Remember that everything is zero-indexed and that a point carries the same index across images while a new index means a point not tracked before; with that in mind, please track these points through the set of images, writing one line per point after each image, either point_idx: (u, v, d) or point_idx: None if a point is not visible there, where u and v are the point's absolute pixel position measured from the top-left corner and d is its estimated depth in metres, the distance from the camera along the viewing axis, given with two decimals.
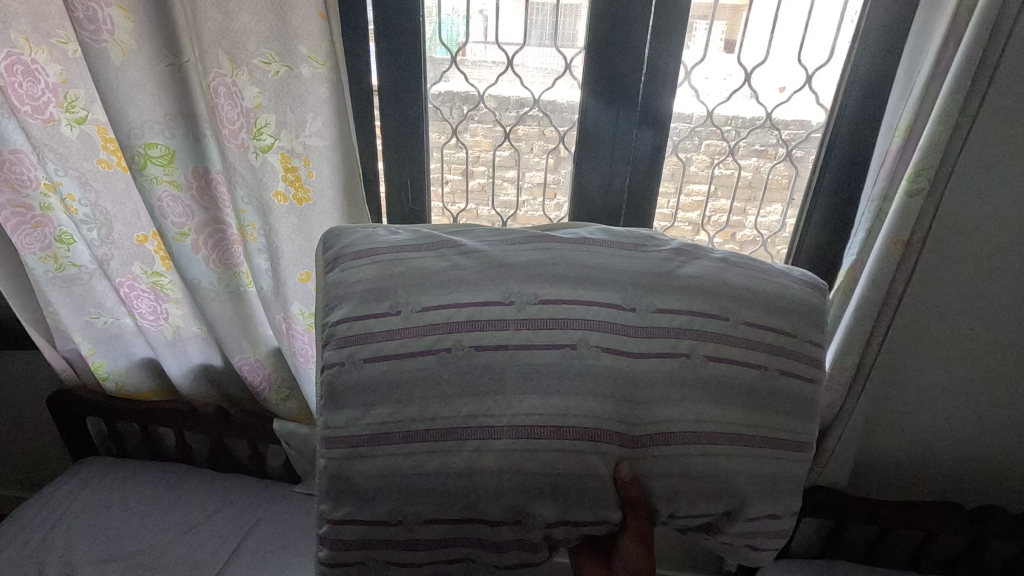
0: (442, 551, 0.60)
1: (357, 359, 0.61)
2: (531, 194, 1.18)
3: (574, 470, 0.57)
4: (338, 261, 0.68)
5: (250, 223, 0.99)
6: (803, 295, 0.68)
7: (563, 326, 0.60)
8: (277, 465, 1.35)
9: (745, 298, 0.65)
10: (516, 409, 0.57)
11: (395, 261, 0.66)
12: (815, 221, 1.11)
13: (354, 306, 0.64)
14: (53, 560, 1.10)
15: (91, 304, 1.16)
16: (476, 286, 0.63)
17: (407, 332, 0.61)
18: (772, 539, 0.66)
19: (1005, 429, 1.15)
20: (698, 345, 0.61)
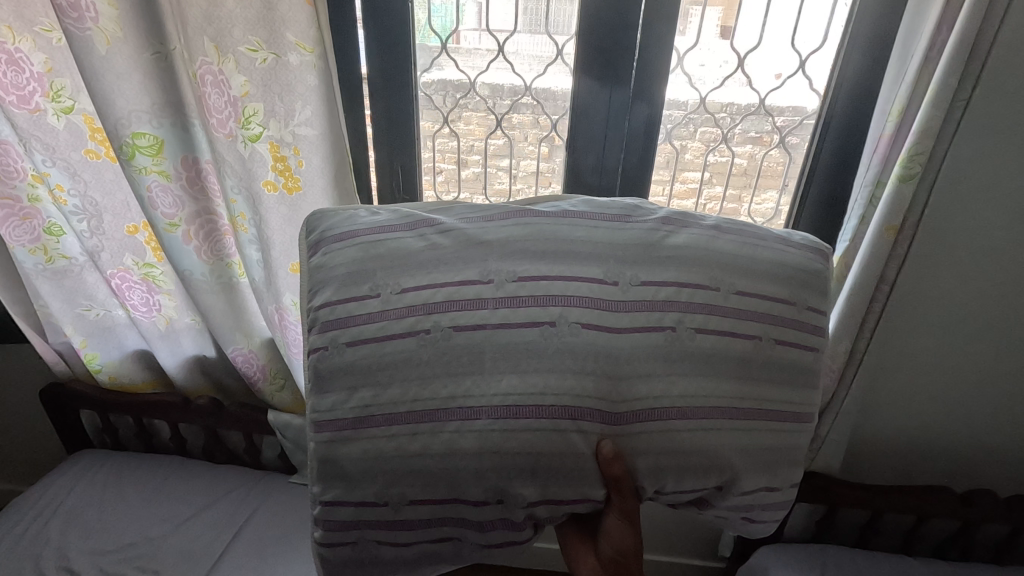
0: (430, 531, 0.60)
1: (339, 343, 0.60)
2: (525, 182, 1.17)
3: (559, 451, 0.57)
4: (318, 245, 0.67)
5: (241, 214, 0.98)
6: (798, 259, 0.67)
7: (544, 304, 0.60)
8: (272, 455, 1.35)
9: (732, 265, 0.64)
10: (496, 389, 0.57)
11: (374, 243, 0.65)
12: (810, 204, 1.11)
13: (336, 289, 0.63)
14: (50, 553, 1.11)
15: (82, 297, 1.16)
16: (459, 265, 0.62)
17: (388, 315, 0.61)
18: (769, 511, 0.65)
19: (993, 411, 1.15)
20: (685, 318, 0.61)
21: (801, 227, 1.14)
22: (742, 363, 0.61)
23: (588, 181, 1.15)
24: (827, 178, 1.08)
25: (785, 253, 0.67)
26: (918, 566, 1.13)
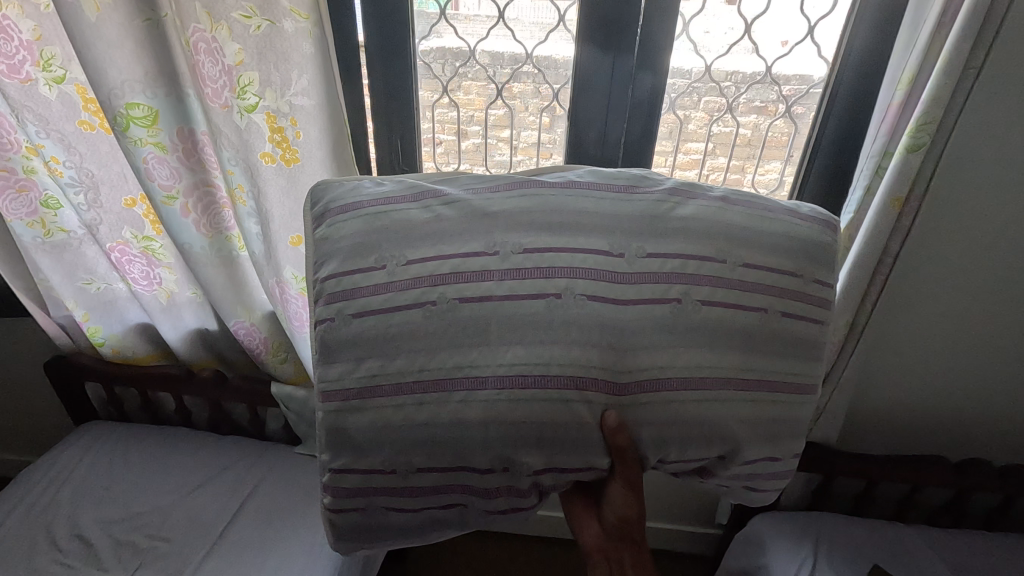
0: (437, 498, 0.61)
1: (346, 315, 0.60)
2: (526, 154, 1.15)
3: (564, 422, 0.57)
4: (323, 216, 0.67)
5: (238, 186, 0.97)
6: (808, 232, 0.66)
7: (550, 275, 0.60)
8: (277, 426, 1.36)
9: (740, 237, 0.64)
10: (502, 359, 0.57)
11: (379, 214, 0.64)
12: (815, 175, 1.10)
13: (342, 260, 0.62)
14: (62, 522, 1.13)
15: (82, 270, 1.15)
16: (464, 237, 0.62)
17: (394, 286, 0.60)
18: (771, 480, 0.66)
19: (991, 381, 1.16)
20: (691, 290, 0.61)
21: (804, 198, 1.13)
22: (746, 336, 0.61)
23: (590, 152, 1.13)
24: (833, 148, 1.06)
25: (795, 225, 0.67)
26: (912, 533, 1.16)
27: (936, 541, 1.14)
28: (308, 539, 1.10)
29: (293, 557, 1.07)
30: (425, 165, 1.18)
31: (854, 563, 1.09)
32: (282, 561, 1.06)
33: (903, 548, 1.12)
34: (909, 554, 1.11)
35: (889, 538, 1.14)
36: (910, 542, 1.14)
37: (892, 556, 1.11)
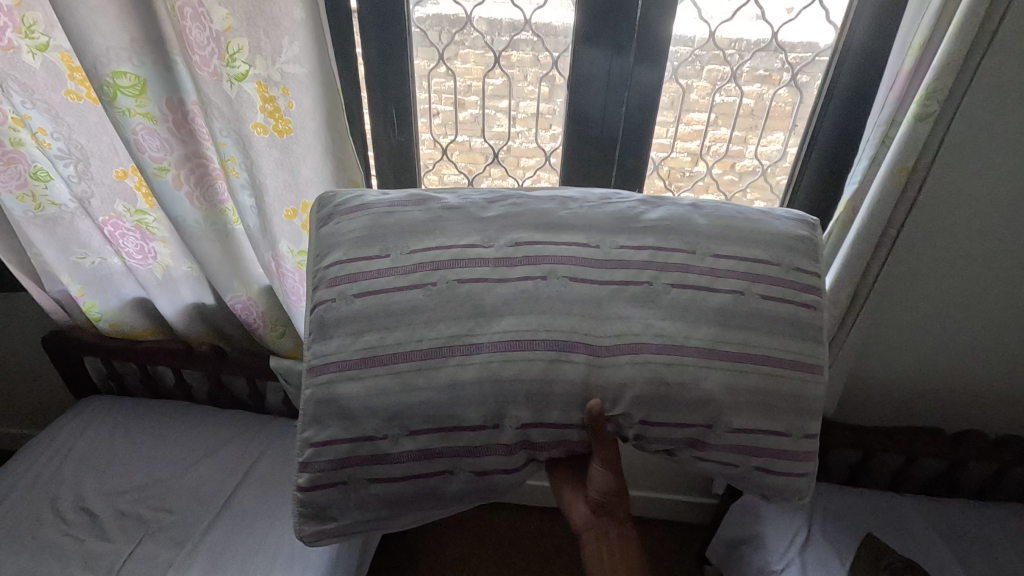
0: (422, 463, 0.60)
1: (348, 295, 0.60)
2: (525, 124, 1.13)
3: (557, 388, 0.57)
4: (330, 216, 0.67)
5: (231, 157, 0.95)
6: (785, 229, 0.66)
7: (534, 261, 0.60)
8: (276, 400, 1.35)
9: (726, 232, 0.65)
10: (495, 327, 0.58)
11: (386, 212, 0.65)
12: (818, 148, 1.07)
13: (347, 249, 0.63)
14: (65, 494, 1.14)
15: (76, 245, 1.14)
16: (459, 230, 0.63)
17: (397, 271, 0.61)
18: (782, 458, 0.62)
19: (991, 354, 1.16)
20: (665, 275, 0.61)
21: (807, 170, 1.10)
22: (726, 315, 0.60)
23: (591, 122, 1.09)
24: (838, 119, 1.03)
25: (770, 223, 0.67)
26: (906, 503, 1.17)
27: (930, 510, 1.16)
28: None
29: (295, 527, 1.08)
30: (421, 137, 1.15)
31: (848, 533, 1.11)
32: (285, 531, 1.08)
33: (897, 517, 1.14)
34: (904, 524, 1.13)
35: (883, 508, 1.16)
36: (904, 512, 1.15)
37: (886, 525, 1.12)
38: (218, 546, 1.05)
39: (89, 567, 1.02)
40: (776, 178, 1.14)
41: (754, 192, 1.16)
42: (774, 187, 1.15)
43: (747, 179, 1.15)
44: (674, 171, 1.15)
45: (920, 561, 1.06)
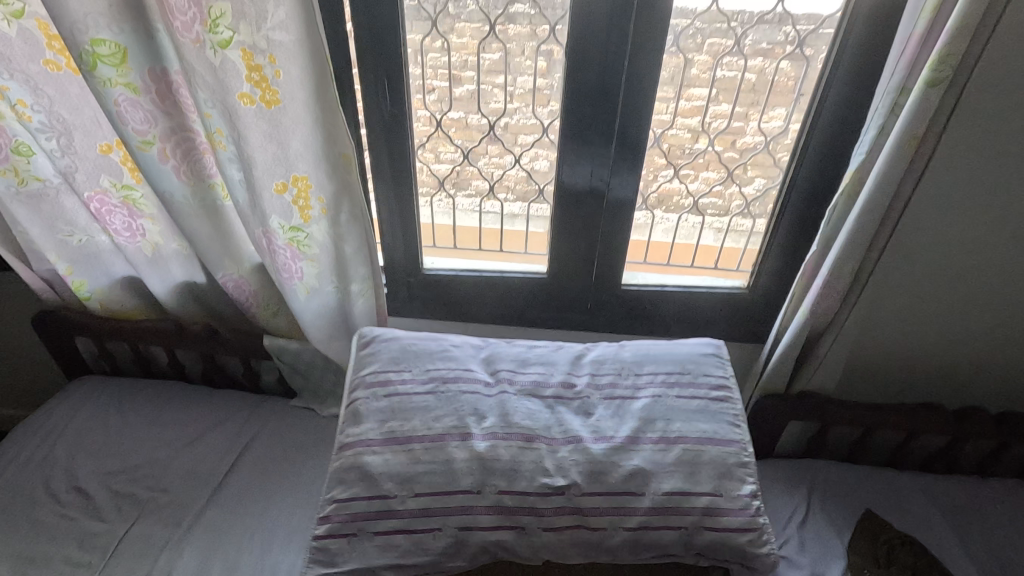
0: (421, 522, 0.84)
1: (379, 395, 0.93)
2: (521, 101, 1.09)
3: (525, 465, 0.86)
4: (368, 342, 1.02)
5: (217, 129, 0.92)
6: (694, 348, 1.01)
7: (512, 412, 0.92)
8: (271, 379, 1.35)
9: (649, 355, 1.01)
10: (485, 444, 0.88)
11: (411, 346, 1.01)
12: (822, 126, 1.03)
13: (383, 362, 0.97)
14: (58, 475, 1.13)
15: (62, 222, 1.11)
16: (456, 407, 0.92)
17: (416, 383, 0.95)
18: (680, 517, 0.84)
19: (994, 331, 1.15)
20: (597, 420, 0.92)
21: (810, 150, 1.06)
22: (645, 411, 0.92)
23: (591, 96, 1.05)
24: (845, 94, 1.00)
25: (691, 352, 1.01)
26: (906, 479, 1.17)
27: (929, 487, 1.15)
28: (306, 490, 1.11)
29: (291, 507, 1.08)
30: (416, 114, 1.12)
31: (846, 510, 1.10)
32: (281, 510, 1.07)
33: (896, 494, 1.14)
34: (903, 500, 1.12)
35: (883, 484, 1.15)
36: (904, 488, 1.15)
37: (885, 502, 1.12)
38: (213, 526, 1.04)
39: (84, 547, 1.01)
40: (776, 157, 1.10)
41: (754, 168, 1.12)
42: (774, 164, 1.11)
43: (747, 156, 1.11)
44: (673, 149, 1.11)
45: (918, 537, 1.06)
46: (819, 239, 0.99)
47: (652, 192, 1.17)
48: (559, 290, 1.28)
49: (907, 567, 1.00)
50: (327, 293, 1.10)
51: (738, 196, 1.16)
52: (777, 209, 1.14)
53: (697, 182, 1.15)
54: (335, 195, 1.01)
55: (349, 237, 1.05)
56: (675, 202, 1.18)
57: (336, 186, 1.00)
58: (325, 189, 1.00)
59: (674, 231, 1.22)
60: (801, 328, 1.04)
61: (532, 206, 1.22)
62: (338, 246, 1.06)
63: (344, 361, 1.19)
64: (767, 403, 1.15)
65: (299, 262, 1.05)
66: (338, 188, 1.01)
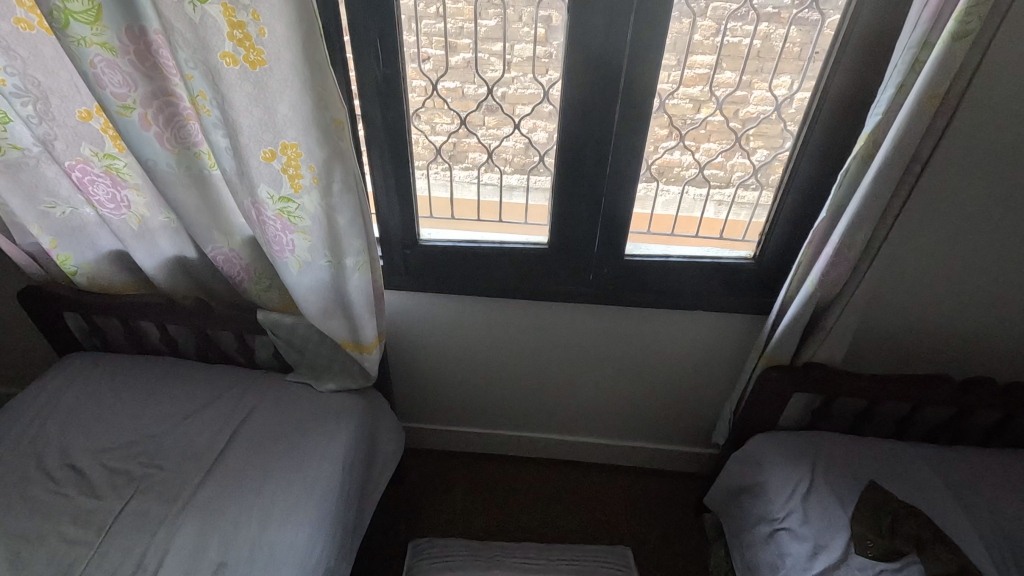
0: None
1: (428, 562, 1.32)
2: (520, 70, 1.05)
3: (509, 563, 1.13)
4: (415, 553, 1.33)
5: (200, 92, 0.87)
6: (606, 550, 1.35)
7: (508, 565, 1.25)
8: (267, 355, 1.33)
9: (571, 547, 1.38)
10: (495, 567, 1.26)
11: (449, 556, 1.33)
12: (833, 95, 0.99)
13: (433, 555, 1.34)
14: (51, 452, 1.11)
15: (44, 193, 1.07)
16: (481, 562, 1.30)
17: (448, 565, 1.29)
18: None
19: (1003, 302, 1.13)
20: (555, 556, 1.33)
21: (819, 119, 1.02)
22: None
23: (592, 61, 1.00)
24: (860, 58, 0.94)
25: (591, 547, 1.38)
26: (911, 450, 1.16)
27: (934, 458, 1.14)
28: (304, 464, 1.09)
29: (289, 482, 1.06)
30: (412, 84, 1.07)
31: (851, 481, 1.10)
32: (278, 485, 1.05)
33: (900, 465, 1.13)
34: (907, 471, 1.12)
35: (887, 455, 1.15)
36: (908, 459, 1.14)
37: (890, 473, 1.11)
38: (210, 501, 1.02)
39: (79, 524, 1.00)
40: (782, 126, 1.06)
41: (758, 138, 1.08)
42: (779, 135, 1.07)
43: (749, 126, 1.06)
44: (675, 119, 1.07)
45: (923, 507, 1.05)
46: (829, 206, 0.97)
47: (652, 163, 1.13)
48: (558, 264, 1.25)
49: (911, 538, 0.99)
50: (320, 267, 1.06)
51: (740, 167, 1.12)
52: (783, 182, 1.11)
53: (697, 153, 1.11)
54: (326, 163, 0.95)
55: (342, 207, 1.00)
56: (674, 174, 1.14)
57: (327, 153, 0.95)
58: (315, 157, 0.95)
59: (675, 203, 1.18)
60: (809, 298, 1.01)
61: (531, 177, 1.18)
62: (330, 218, 1.00)
63: (340, 337, 1.15)
64: (771, 375, 1.13)
65: (291, 234, 1.00)
66: (329, 155, 0.95)
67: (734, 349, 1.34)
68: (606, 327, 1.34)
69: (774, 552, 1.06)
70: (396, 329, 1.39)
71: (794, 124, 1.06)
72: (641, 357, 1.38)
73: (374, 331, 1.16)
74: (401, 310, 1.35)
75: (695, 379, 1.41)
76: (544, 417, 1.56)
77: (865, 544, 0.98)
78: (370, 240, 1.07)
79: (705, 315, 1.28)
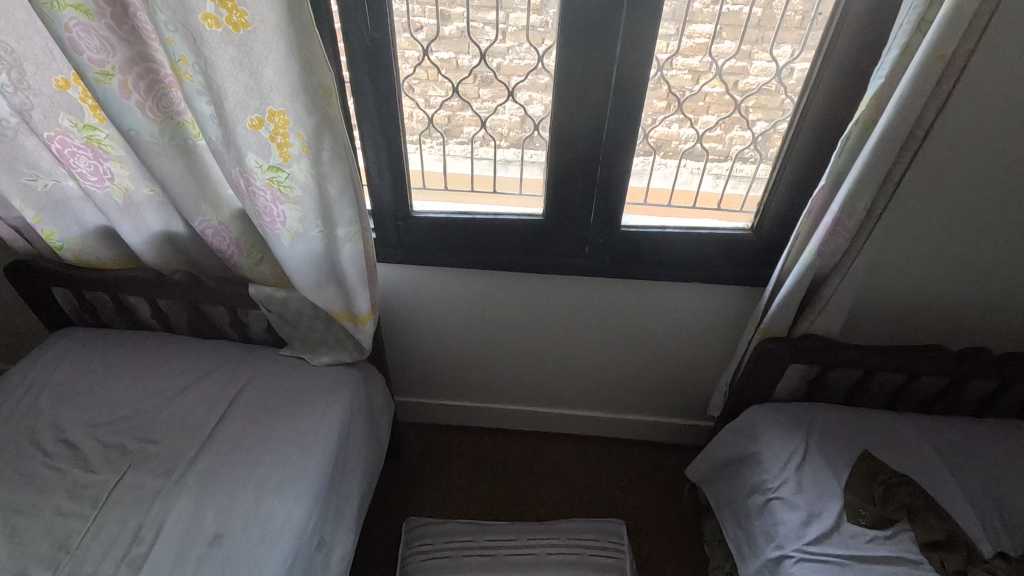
0: None
1: (429, 535, 1.39)
2: (515, 40, 1.01)
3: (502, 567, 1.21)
4: (417, 528, 1.41)
5: (182, 57, 0.84)
6: (608, 526, 1.42)
7: (507, 559, 1.35)
8: (260, 329, 1.32)
9: (570, 522, 1.43)
10: (493, 552, 1.36)
11: (449, 531, 1.40)
12: (832, 66, 0.96)
13: (433, 526, 1.41)
14: (44, 427, 1.10)
15: (24, 165, 1.04)
16: (479, 542, 1.38)
17: (449, 546, 1.37)
18: None
19: (1002, 274, 1.12)
20: (550, 531, 1.41)
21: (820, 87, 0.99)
22: (570, 563, 1.34)
23: (587, 31, 0.96)
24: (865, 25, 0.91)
25: (594, 522, 1.43)
26: (905, 420, 1.16)
27: (928, 428, 1.15)
28: (299, 439, 1.09)
29: (284, 457, 1.06)
30: (403, 54, 1.04)
31: (845, 451, 1.10)
32: (274, 459, 1.05)
33: (894, 435, 1.13)
34: (901, 441, 1.12)
35: (881, 425, 1.15)
36: (903, 429, 1.14)
37: (884, 443, 1.12)
38: (206, 475, 1.02)
39: (75, 498, 1.00)
40: (782, 97, 1.03)
41: (758, 110, 1.05)
42: (779, 106, 1.04)
43: (749, 98, 1.04)
44: (673, 91, 1.04)
45: (916, 477, 1.06)
46: (828, 175, 0.95)
47: (650, 135, 1.10)
48: (553, 238, 1.23)
49: (903, 506, 1.01)
50: (312, 238, 1.04)
51: (738, 139, 1.10)
52: (781, 154, 1.09)
53: (696, 125, 1.08)
54: (315, 130, 0.93)
55: (333, 176, 0.97)
56: (672, 147, 1.12)
57: (315, 120, 0.92)
58: (304, 124, 0.92)
59: (672, 176, 1.16)
60: (806, 269, 1.00)
61: (526, 151, 1.15)
62: (321, 187, 0.98)
63: (334, 309, 1.14)
64: (767, 346, 1.13)
65: (281, 205, 0.98)
66: (319, 122, 0.92)
67: (730, 321, 1.33)
68: (601, 300, 1.33)
69: (770, 521, 1.07)
70: (390, 303, 1.38)
71: (794, 94, 1.03)
72: (637, 330, 1.38)
73: (368, 303, 1.15)
74: (394, 283, 1.34)
75: (691, 352, 1.41)
76: (540, 391, 1.56)
77: (858, 513, 1.00)
78: (363, 210, 1.05)
79: (701, 287, 1.27)
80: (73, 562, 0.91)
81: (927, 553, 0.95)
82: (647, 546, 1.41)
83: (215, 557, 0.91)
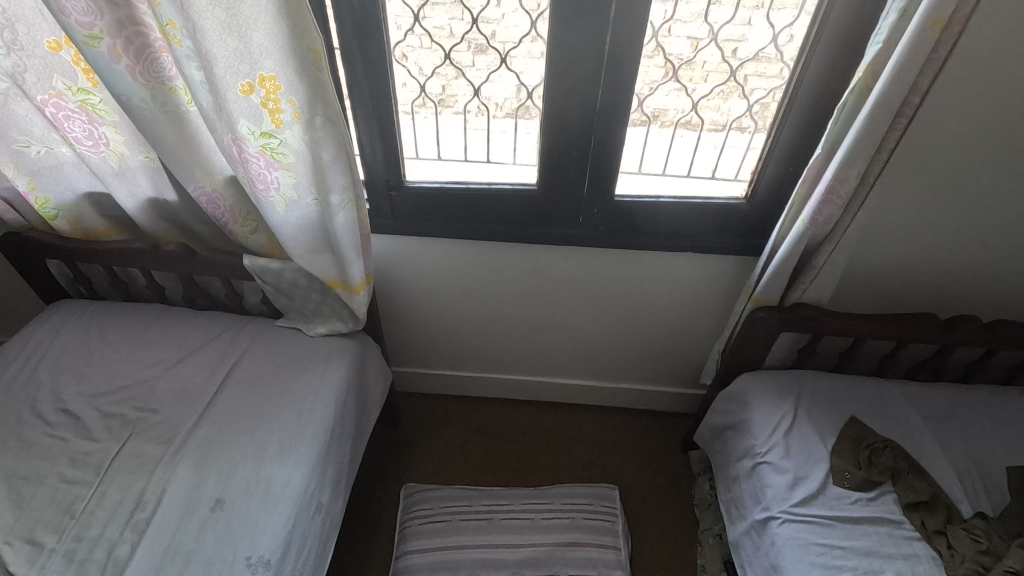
0: None
1: (427, 500, 1.43)
2: (509, 5, 0.99)
3: None
4: (415, 494, 1.45)
5: (170, 21, 0.83)
6: (601, 489, 1.46)
7: (505, 524, 1.38)
8: (256, 299, 1.32)
9: (566, 489, 1.46)
10: (491, 517, 1.40)
11: (447, 497, 1.44)
12: (829, 33, 0.95)
13: (431, 491, 1.45)
14: (44, 396, 1.12)
15: (16, 131, 1.03)
16: (477, 507, 1.42)
17: (448, 510, 1.41)
18: None
19: (991, 243, 1.13)
20: (546, 496, 1.44)
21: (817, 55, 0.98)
22: (564, 527, 1.38)
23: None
24: None
25: (586, 488, 1.47)
26: (891, 387, 1.19)
27: (914, 394, 1.17)
28: (296, 408, 1.10)
29: (281, 424, 1.07)
30: (396, 20, 1.02)
31: (832, 417, 1.13)
32: (272, 427, 1.07)
33: (881, 402, 1.16)
34: (887, 406, 1.15)
35: (868, 392, 1.17)
36: (889, 396, 1.17)
37: (870, 409, 1.14)
38: (205, 442, 1.04)
39: (77, 465, 1.02)
40: (781, 65, 1.02)
41: (755, 78, 1.04)
42: (777, 74, 1.04)
43: (746, 65, 1.03)
44: (670, 58, 1.03)
45: (899, 440, 1.09)
46: (823, 143, 0.95)
47: (646, 105, 1.09)
48: (548, 208, 1.23)
49: (887, 469, 1.03)
50: (306, 206, 1.04)
51: (734, 108, 1.09)
52: (776, 123, 1.09)
53: (692, 94, 1.08)
54: (308, 97, 0.91)
55: (327, 142, 0.96)
56: (668, 116, 1.11)
57: (307, 86, 0.90)
58: (296, 90, 0.90)
59: (667, 146, 1.16)
60: (799, 237, 1.01)
61: (521, 120, 1.15)
62: (315, 153, 0.97)
63: (328, 277, 1.14)
64: (759, 315, 1.14)
65: (274, 171, 0.98)
66: (311, 88, 0.91)
67: (723, 291, 1.34)
68: (596, 270, 1.34)
69: (757, 484, 1.10)
70: (386, 273, 1.39)
71: (792, 62, 1.02)
72: (631, 300, 1.39)
73: (362, 272, 1.14)
74: (390, 254, 1.34)
75: (685, 321, 1.42)
76: (535, 360, 1.58)
77: (843, 476, 1.03)
78: (357, 178, 1.04)
79: (695, 256, 1.28)
80: (78, 526, 0.93)
81: (907, 513, 0.98)
82: (638, 509, 1.45)
83: (216, 521, 0.94)
